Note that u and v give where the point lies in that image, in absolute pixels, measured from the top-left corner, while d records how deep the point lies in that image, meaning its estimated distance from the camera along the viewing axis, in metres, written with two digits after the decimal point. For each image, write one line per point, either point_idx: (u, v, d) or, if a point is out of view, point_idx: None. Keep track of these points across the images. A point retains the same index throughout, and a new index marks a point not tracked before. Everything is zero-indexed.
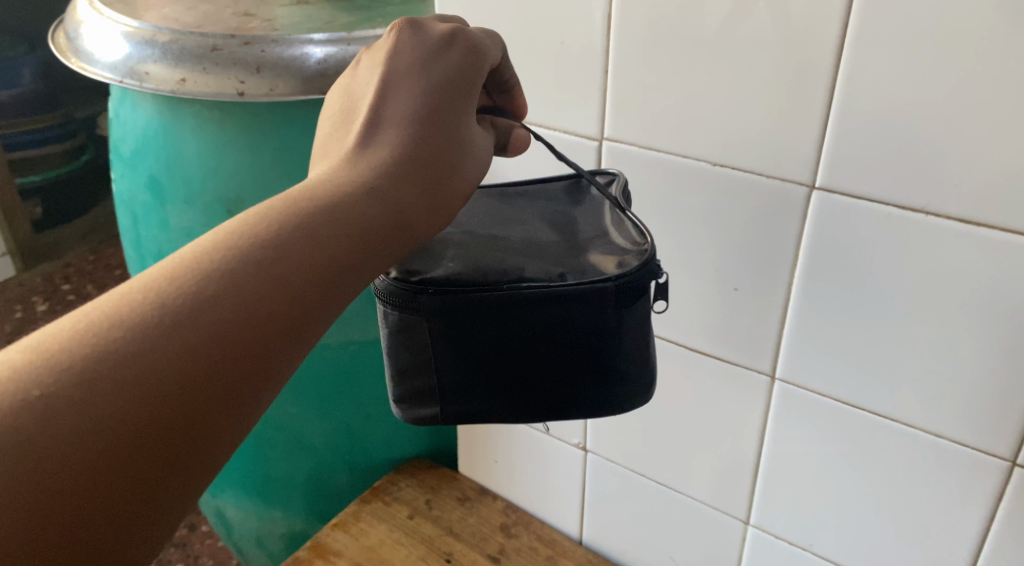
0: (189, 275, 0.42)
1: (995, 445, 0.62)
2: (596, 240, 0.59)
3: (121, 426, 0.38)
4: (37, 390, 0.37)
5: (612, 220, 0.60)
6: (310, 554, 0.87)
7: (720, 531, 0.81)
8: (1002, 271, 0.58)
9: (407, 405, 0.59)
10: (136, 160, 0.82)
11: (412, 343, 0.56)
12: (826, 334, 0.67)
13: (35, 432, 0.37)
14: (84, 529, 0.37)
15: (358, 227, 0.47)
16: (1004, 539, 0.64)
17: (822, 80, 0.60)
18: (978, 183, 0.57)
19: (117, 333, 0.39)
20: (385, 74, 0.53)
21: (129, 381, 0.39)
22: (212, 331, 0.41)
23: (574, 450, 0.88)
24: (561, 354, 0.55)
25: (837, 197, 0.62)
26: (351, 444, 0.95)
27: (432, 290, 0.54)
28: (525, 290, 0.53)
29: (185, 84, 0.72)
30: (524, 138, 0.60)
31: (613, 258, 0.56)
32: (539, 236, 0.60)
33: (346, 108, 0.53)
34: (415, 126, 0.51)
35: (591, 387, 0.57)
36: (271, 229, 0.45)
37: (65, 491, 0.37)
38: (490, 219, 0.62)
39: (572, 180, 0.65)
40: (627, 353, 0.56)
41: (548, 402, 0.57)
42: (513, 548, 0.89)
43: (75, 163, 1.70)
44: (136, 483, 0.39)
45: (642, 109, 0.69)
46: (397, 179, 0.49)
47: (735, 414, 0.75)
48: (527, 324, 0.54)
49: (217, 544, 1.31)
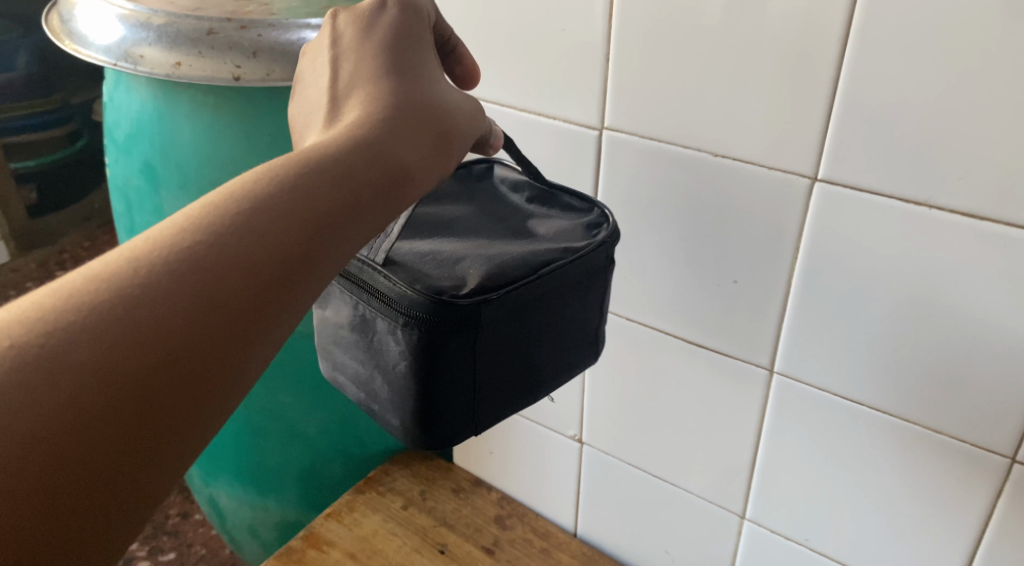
0: (167, 234, 0.41)
1: (994, 441, 0.62)
2: (534, 218, 0.64)
3: (117, 376, 0.37)
4: (9, 342, 0.36)
5: (534, 197, 0.66)
6: (303, 543, 0.86)
7: (716, 526, 0.81)
8: (1006, 267, 0.57)
9: (441, 432, 0.58)
10: (130, 144, 0.81)
11: (458, 361, 0.55)
12: (823, 326, 0.66)
13: (32, 389, 0.36)
14: (70, 489, 0.36)
15: (350, 178, 0.47)
16: (1000, 537, 0.64)
17: (826, 73, 0.59)
18: (981, 178, 0.56)
19: (97, 288, 0.38)
20: (335, 53, 0.53)
21: (111, 331, 0.38)
22: (198, 282, 0.40)
23: (570, 442, 0.87)
24: (566, 324, 0.60)
25: (838, 188, 0.61)
26: (345, 434, 0.95)
27: (496, 296, 0.54)
28: (552, 272, 0.57)
29: (180, 67, 0.71)
30: (498, 137, 0.61)
31: (578, 226, 0.62)
32: (481, 225, 0.62)
33: (309, 101, 0.53)
34: (382, 83, 0.51)
35: (579, 345, 0.63)
36: (253, 185, 0.44)
37: (63, 444, 0.36)
38: (429, 226, 0.62)
39: (453, 175, 0.69)
40: (601, 306, 0.63)
41: (554, 370, 0.62)
42: (507, 540, 0.89)
43: (71, 149, 1.63)
44: (134, 432, 0.38)
45: (643, 98, 0.68)
46: (380, 130, 0.49)
47: (732, 408, 0.74)
48: (547, 305, 0.58)
49: (209, 532, 1.31)
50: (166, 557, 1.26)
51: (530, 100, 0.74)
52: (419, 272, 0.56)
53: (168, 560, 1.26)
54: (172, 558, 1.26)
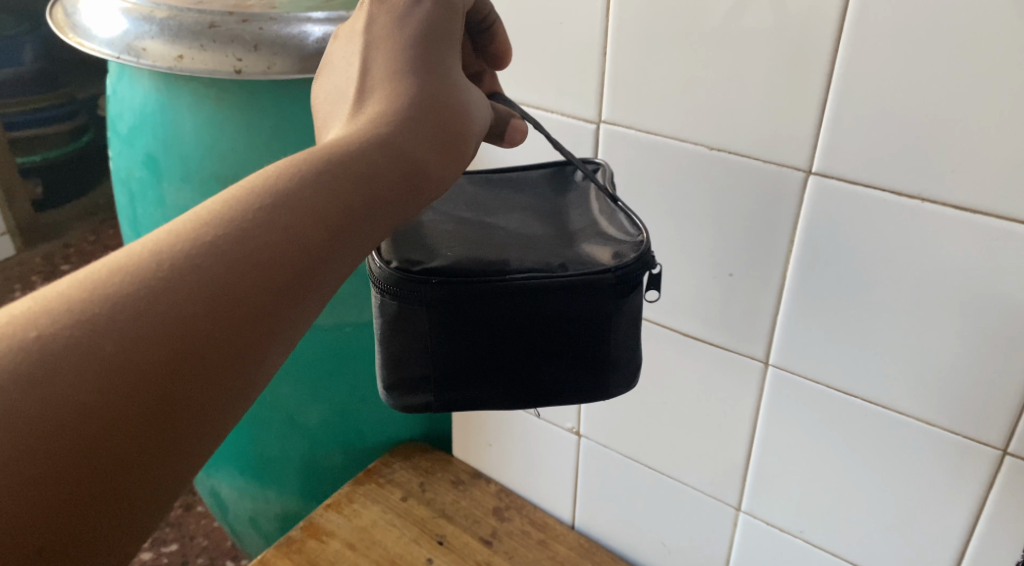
0: (191, 227, 0.42)
1: (985, 433, 0.62)
2: (586, 229, 0.60)
3: (139, 368, 0.38)
4: (36, 331, 0.37)
5: (602, 211, 0.62)
6: (303, 533, 0.87)
7: (712, 518, 0.81)
8: (997, 260, 0.58)
9: (397, 394, 0.59)
10: (133, 136, 0.81)
11: (409, 332, 0.56)
12: (819, 319, 0.67)
13: (54, 383, 0.36)
14: (89, 480, 0.37)
15: (363, 180, 0.47)
16: (992, 528, 0.64)
17: (821, 66, 0.59)
18: (973, 171, 0.57)
19: (121, 281, 0.39)
20: (366, 42, 0.54)
21: (130, 324, 0.38)
22: (216, 278, 0.41)
23: (568, 435, 0.88)
24: (561, 343, 0.57)
25: (833, 181, 0.62)
26: (345, 425, 0.95)
27: (436, 280, 0.54)
28: (523, 281, 0.54)
29: (182, 61, 0.72)
30: (521, 128, 0.60)
31: (608, 248, 0.57)
32: (527, 226, 0.61)
33: (337, 89, 0.54)
34: (409, 81, 0.52)
35: (592, 373, 0.58)
36: (276, 182, 0.45)
37: (87, 439, 0.37)
38: (475, 205, 0.63)
39: (556, 169, 0.67)
40: (619, 342, 0.58)
41: (542, 388, 0.58)
42: (505, 531, 0.89)
43: (76, 143, 1.64)
44: (155, 427, 0.39)
45: (641, 91, 0.68)
46: (399, 130, 0.49)
47: (728, 400, 0.75)
48: (528, 315, 0.55)
49: (211, 524, 1.32)
50: (168, 549, 1.27)
51: (529, 93, 0.75)
52: (408, 236, 0.58)
53: (171, 551, 1.27)
54: (174, 549, 1.27)
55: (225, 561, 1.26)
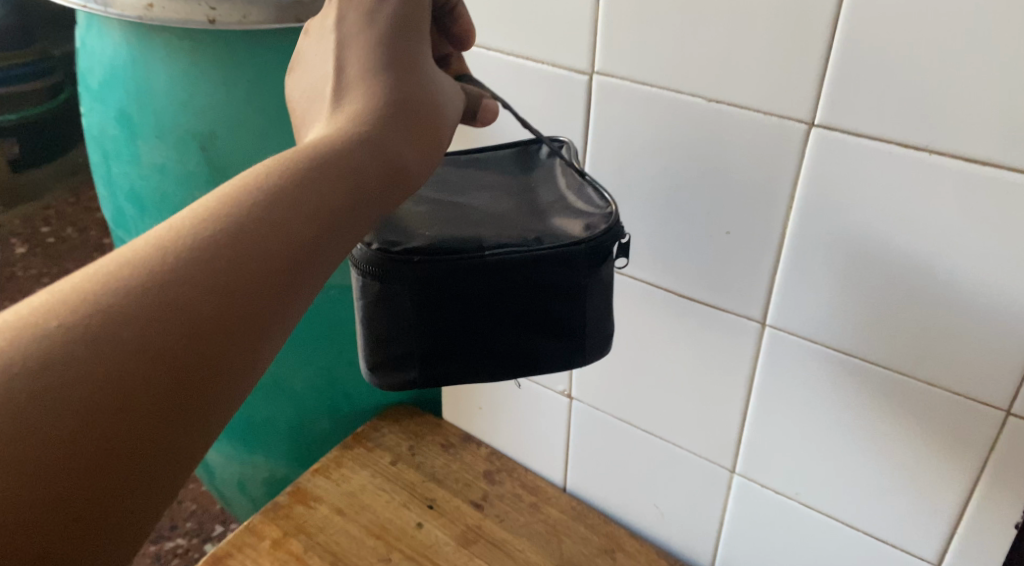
0: (172, 236, 0.41)
1: (991, 395, 0.61)
2: (554, 204, 0.58)
3: (124, 384, 0.37)
4: (24, 345, 0.36)
5: (569, 185, 0.59)
6: (290, 499, 0.85)
7: (707, 480, 0.80)
8: (1005, 215, 0.55)
9: (382, 372, 0.56)
10: (105, 92, 0.78)
11: (393, 310, 0.53)
12: (819, 279, 0.65)
13: (41, 401, 0.35)
14: (82, 496, 0.36)
15: (341, 178, 0.45)
16: (993, 488, 0.63)
17: (825, 14, 0.57)
18: (981, 125, 0.54)
19: (106, 292, 0.38)
20: (339, 38, 0.51)
21: (118, 335, 0.37)
22: (200, 286, 0.40)
23: (559, 397, 0.86)
24: (541, 315, 0.55)
25: (837, 133, 0.59)
26: (332, 390, 0.93)
27: (419, 257, 0.52)
28: (503, 256, 0.52)
29: (152, 9, 0.68)
30: (492, 108, 0.57)
31: (578, 221, 0.55)
32: (498, 203, 0.58)
33: (312, 88, 0.51)
34: (385, 77, 0.50)
35: (573, 342, 0.57)
36: (253, 187, 0.44)
37: (76, 457, 0.36)
38: (445, 186, 0.60)
39: (522, 148, 0.64)
40: (593, 308, 0.56)
41: (527, 358, 0.56)
42: (496, 495, 0.88)
43: (53, 102, 1.49)
44: (144, 441, 0.38)
45: (635, 40, 0.65)
46: (376, 128, 0.48)
47: (724, 361, 0.73)
48: (510, 289, 0.53)
49: (199, 489, 1.30)
50: None
51: (517, 43, 0.72)
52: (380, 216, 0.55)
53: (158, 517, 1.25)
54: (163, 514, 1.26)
55: (215, 525, 1.25)
